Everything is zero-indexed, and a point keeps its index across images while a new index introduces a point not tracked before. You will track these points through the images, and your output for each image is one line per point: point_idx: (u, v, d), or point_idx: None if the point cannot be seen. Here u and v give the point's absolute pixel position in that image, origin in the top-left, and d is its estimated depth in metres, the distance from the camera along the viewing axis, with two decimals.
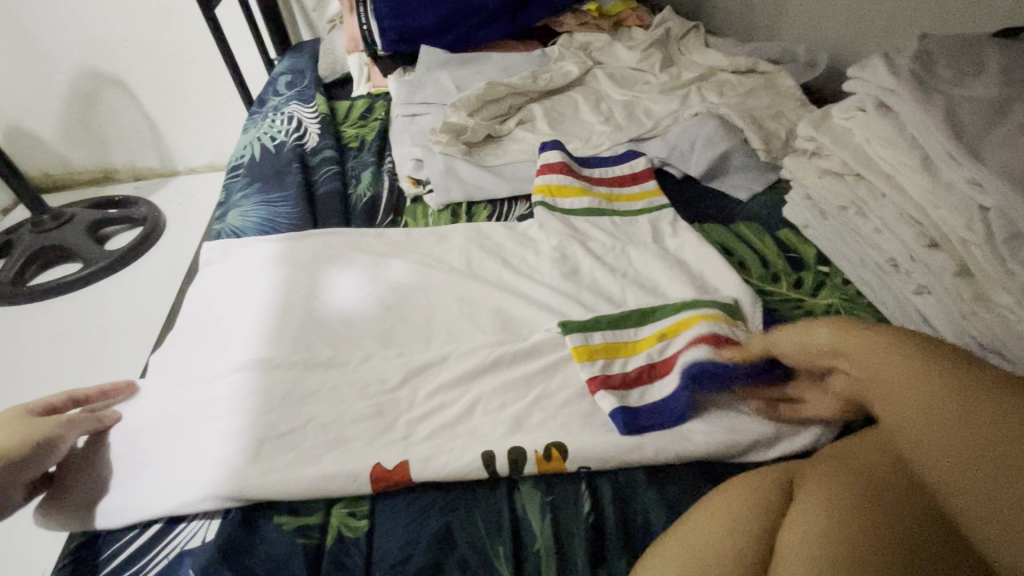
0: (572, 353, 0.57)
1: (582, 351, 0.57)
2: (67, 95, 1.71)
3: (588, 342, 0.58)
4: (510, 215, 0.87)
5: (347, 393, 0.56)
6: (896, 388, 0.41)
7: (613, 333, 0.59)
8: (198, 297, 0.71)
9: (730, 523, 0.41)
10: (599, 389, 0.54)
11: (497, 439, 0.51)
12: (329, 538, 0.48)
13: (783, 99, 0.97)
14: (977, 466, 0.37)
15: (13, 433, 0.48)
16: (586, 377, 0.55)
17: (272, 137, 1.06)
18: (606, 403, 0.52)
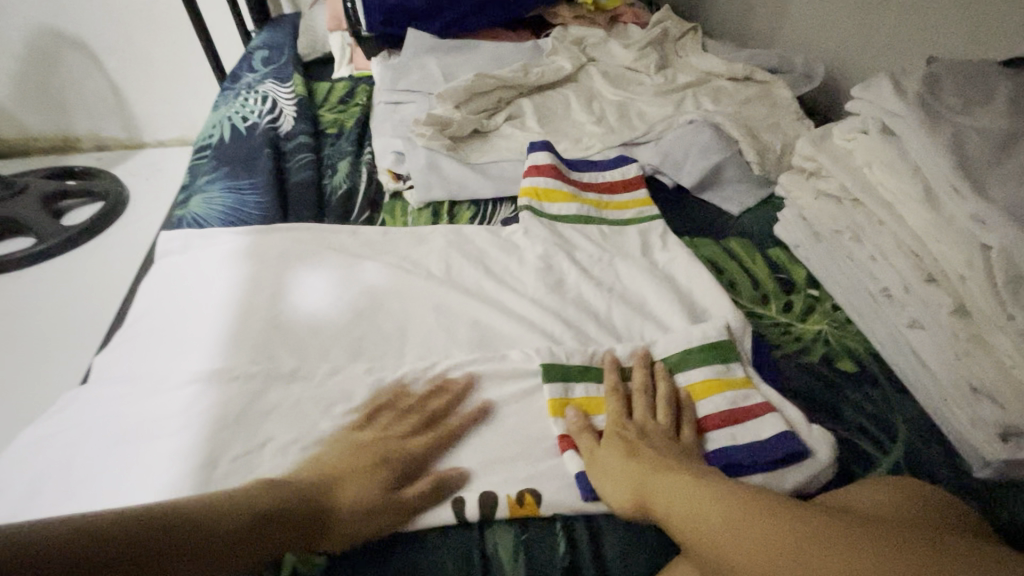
0: (546, 405, 0.54)
1: (557, 405, 0.53)
2: (23, 55, 1.59)
3: (568, 394, 0.54)
4: (495, 217, 0.83)
5: (307, 414, 0.52)
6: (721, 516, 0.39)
7: (597, 387, 0.55)
8: (149, 294, 0.66)
9: None
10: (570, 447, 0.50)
11: (464, 477, 0.48)
12: (282, 575, 0.44)
13: (779, 110, 0.94)
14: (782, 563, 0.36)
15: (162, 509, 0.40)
16: (558, 433, 0.52)
17: (243, 117, 0.99)
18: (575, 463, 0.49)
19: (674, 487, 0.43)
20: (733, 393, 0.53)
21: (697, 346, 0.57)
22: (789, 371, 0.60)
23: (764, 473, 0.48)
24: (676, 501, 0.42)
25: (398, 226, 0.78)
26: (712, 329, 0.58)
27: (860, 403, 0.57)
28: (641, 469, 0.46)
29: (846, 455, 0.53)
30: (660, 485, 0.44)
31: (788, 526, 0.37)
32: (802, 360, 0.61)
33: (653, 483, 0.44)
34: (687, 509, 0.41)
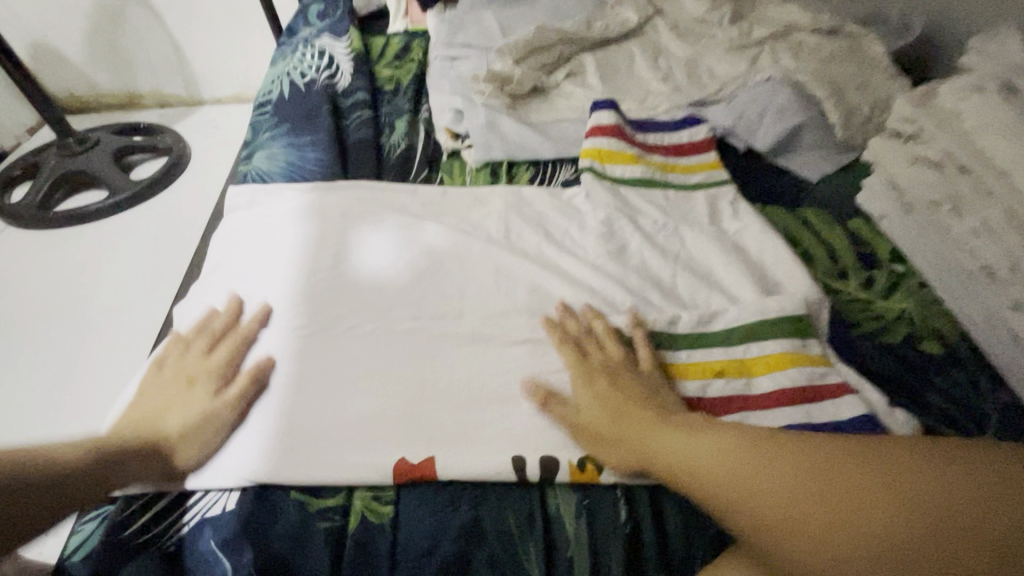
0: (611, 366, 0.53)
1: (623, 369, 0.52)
2: (92, 12, 1.64)
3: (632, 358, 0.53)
4: (554, 179, 0.80)
5: (369, 368, 0.53)
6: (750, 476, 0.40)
7: (661, 354, 0.55)
8: (223, 248, 0.68)
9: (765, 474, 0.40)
10: None
11: (528, 435, 0.48)
12: (353, 520, 0.46)
13: (869, 67, 0.86)
14: (774, 517, 0.38)
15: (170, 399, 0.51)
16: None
17: (302, 73, 0.99)
18: None
19: (659, 435, 0.45)
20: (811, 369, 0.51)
21: (773, 323, 0.54)
22: (868, 352, 0.56)
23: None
24: (685, 458, 0.43)
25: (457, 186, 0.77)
26: (788, 302, 0.55)
27: (948, 390, 0.53)
28: (633, 417, 0.47)
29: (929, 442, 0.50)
30: (659, 441, 0.45)
31: (787, 484, 0.39)
32: (882, 340, 0.57)
33: (647, 436, 0.46)
34: (707, 466, 0.42)
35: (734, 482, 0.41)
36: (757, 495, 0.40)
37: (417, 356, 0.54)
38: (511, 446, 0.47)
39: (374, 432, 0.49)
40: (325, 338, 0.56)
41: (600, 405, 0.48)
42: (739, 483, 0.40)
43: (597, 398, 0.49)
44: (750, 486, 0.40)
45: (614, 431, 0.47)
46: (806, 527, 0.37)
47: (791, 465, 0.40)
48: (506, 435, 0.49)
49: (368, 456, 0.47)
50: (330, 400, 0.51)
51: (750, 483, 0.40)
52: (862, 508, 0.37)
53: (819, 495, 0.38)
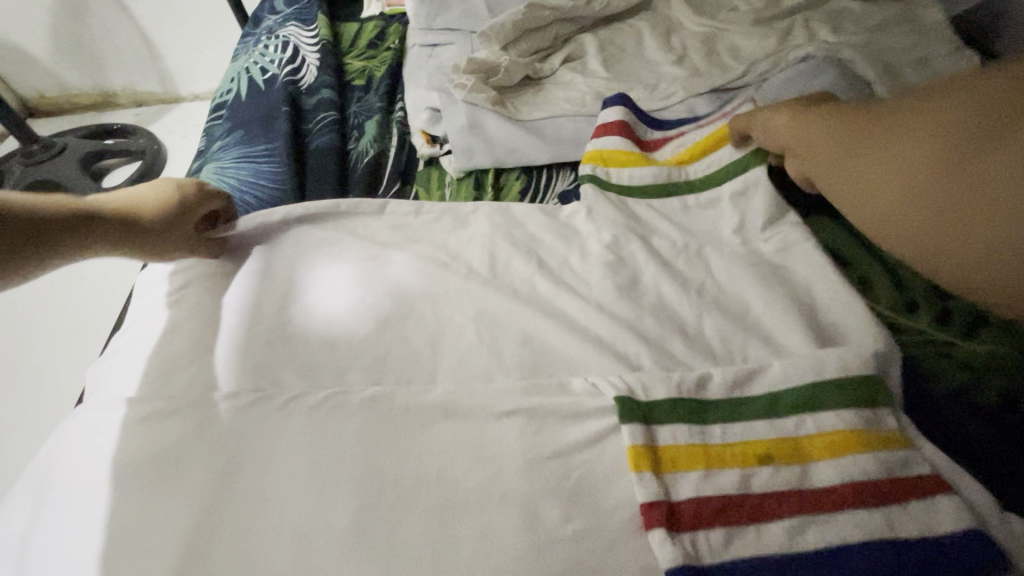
0: (626, 452, 0.40)
1: (640, 454, 0.40)
2: (52, 6, 1.52)
3: (652, 441, 0.41)
4: (549, 190, 0.68)
5: (313, 459, 0.42)
6: (889, 144, 0.42)
7: (689, 433, 0.41)
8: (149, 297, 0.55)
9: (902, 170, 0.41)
10: (657, 525, 0.36)
11: (515, 552, 0.37)
12: None
13: (928, 39, 0.71)
14: (900, 189, 0.41)
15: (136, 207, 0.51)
16: (640, 500, 0.38)
17: (261, 68, 0.86)
18: (663, 551, 0.35)
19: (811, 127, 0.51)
20: (887, 456, 0.38)
21: (836, 392, 0.41)
22: (955, 419, 0.43)
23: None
24: (827, 163, 0.48)
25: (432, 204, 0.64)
26: (852, 358, 0.42)
27: None
28: (846, 127, 0.47)
29: None
30: (847, 142, 0.46)
31: (930, 181, 0.39)
32: (971, 398, 0.45)
33: (826, 149, 0.48)
34: (868, 206, 0.43)
35: (881, 173, 0.42)
36: (911, 177, 0.40)
37: (376, 437, 0.43)
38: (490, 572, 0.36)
39: (316, 551, 0.38)
40: (260, 415, 0.44)
41: (821, 135, 0.49)
42: (885, 185, 0.42)
43: (818, 128, 0.50)
44: (896, 169, 0.41)
45: (814, 152, 0.50)
46: (929, 224, 0.39)
47: (921, 159, 0.39)
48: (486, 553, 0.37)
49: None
50: (263, 510, 0.40)
51: (892, 175, 0.41)
52: (981, 201, 0.36)
53: (937, 160, 0.38)
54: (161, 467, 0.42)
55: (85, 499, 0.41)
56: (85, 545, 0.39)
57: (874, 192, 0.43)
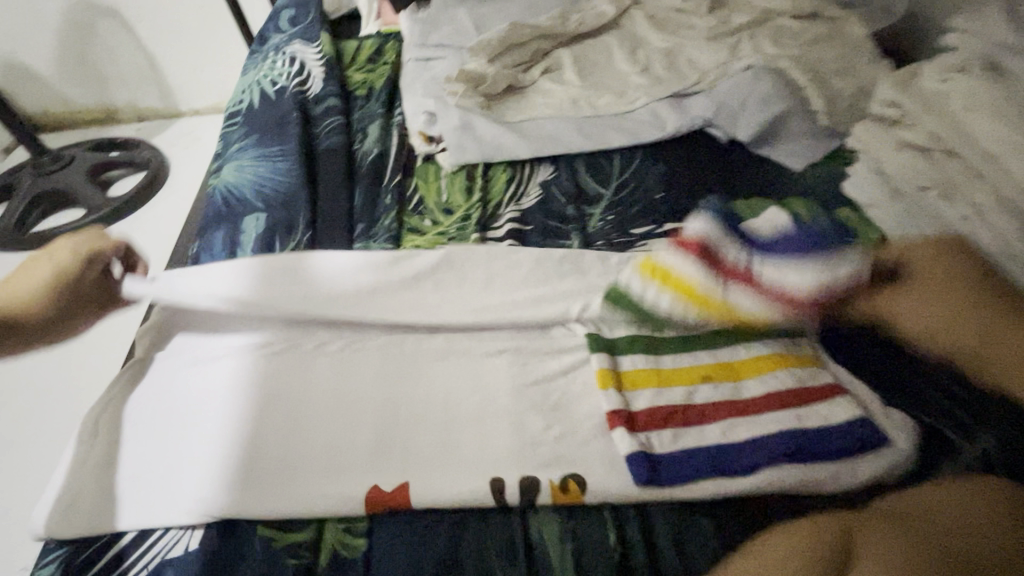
0: (595, 375, 0.50)
1: (607, 376, 0.49)
2: (62, 27, 1.61)
3: (617, 367, 0.50)
4: (532, 180, 0.78)
5: (340, 390, 0.50)
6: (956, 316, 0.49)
7: (646, 360, 0.51)
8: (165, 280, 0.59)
9: (961, 323, 0.48)
10: (620, 426, 0.46)
11: (507, 452, 0.46)
12: (322, 557, 0.43)
13: (852, 51, 0.84)
14: (976, 330, 0.47)
15: (27, 291, 0.51)
16: (607, 408, 0.47)
17: (272, 81, 0.96)
18: (624, 444, 0.44)
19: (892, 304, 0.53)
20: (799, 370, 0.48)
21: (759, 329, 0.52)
22: None
23: (836, 462, 0.43)
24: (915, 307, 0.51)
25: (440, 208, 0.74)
26: None
27: (950, 386, 0.51)
28: (963, 312, 0.48)
29: None
30: (924, 291, 0.51)
31: (993, 326, 0.47)
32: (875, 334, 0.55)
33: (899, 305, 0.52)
34: (935, 333, 0.50)
35: (945, 318, 0.49)
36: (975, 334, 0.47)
37: (391, 372, 0.52)
38: (488, 466, 0.45)
39: (345, 457, 0.46)
40: (291, 357, 0.53)
41: (925, 265, 0.52)
42: (948, 324, 0.49)
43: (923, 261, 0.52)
44: (962, 324, 0.48)
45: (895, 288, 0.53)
46: (1010, 346, 0.46)
47: (983, 331, 0.47)
48: (484, 453, 0.46)
49: (336, 484, 0.45)
50: (296, 430, 0.48)
51: (956, 325, 0.48)
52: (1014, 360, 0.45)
53: (992, 319, 0.47)
54: (212, 398, 0.50)
55: (144, 428, 0.49)
56: (148, 462, 0.47)
57: (936, 326, 0.50)
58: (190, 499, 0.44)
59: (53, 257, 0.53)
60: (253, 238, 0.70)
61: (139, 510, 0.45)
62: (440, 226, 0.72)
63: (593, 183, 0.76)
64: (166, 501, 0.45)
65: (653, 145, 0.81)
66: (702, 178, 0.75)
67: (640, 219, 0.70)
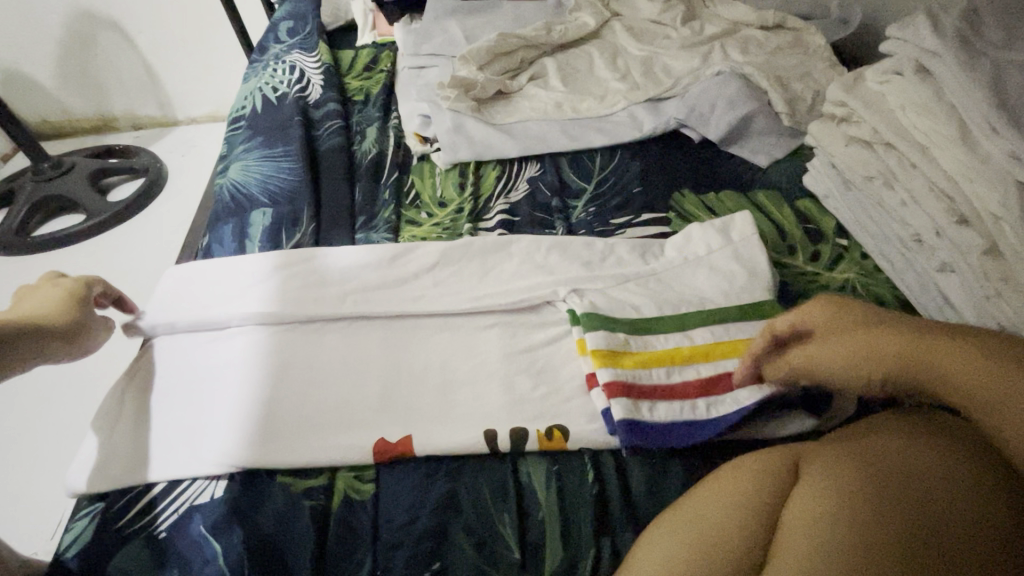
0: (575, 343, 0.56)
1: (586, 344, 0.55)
2: (62, 38, 1.65)
3: None
4: (520, 176, 0.84)
5: (347, 359, 0.56)
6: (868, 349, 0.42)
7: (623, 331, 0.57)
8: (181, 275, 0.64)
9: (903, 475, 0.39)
10: (597, 385, 0.51)
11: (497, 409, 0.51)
12: (335, 500, 0.48)
13: (811, 58, 0.91)
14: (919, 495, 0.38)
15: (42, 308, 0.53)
16: (587, 371, 0.53)
17: (274, 87, 1.02)
18: (600, 400, 0.50)
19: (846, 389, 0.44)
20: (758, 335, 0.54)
21: (723, 303, 0.58)
22: None
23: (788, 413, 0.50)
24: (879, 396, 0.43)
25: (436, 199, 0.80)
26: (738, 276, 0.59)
27: None
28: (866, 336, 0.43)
29: None
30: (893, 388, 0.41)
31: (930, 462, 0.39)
32: None
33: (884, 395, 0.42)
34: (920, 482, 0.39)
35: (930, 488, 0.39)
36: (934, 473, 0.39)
37: (392, 344, 0.57)
38: (479, 418, 0.51)
39: (355, 414, 0.52)
40: (300, 330, 0.58)
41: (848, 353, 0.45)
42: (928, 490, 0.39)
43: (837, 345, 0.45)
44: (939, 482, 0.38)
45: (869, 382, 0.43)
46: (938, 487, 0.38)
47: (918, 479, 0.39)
48: (477, 408, 0.52)
49: (347, 436, 0.50)
50: (309, 394, 0.53)
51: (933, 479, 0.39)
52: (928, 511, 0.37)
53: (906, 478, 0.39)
54: (231, 366, 0.55)
55: (169, 396, 0.54)
56: (173, 424, 0.52)
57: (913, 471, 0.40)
58: (214, 454, 0.49)
59: (47, 289, 0.55)
60: (260, 231, 0.75)
61: (169, 465, 0.50)
62: (436, 218, 0.78)
63: (577, 179, 0.82)
64: (193, 456, 0.50)
65: (632, 144, 0.87)
66: (676, 173, 0.81)
67: (619, 210, 0.77)
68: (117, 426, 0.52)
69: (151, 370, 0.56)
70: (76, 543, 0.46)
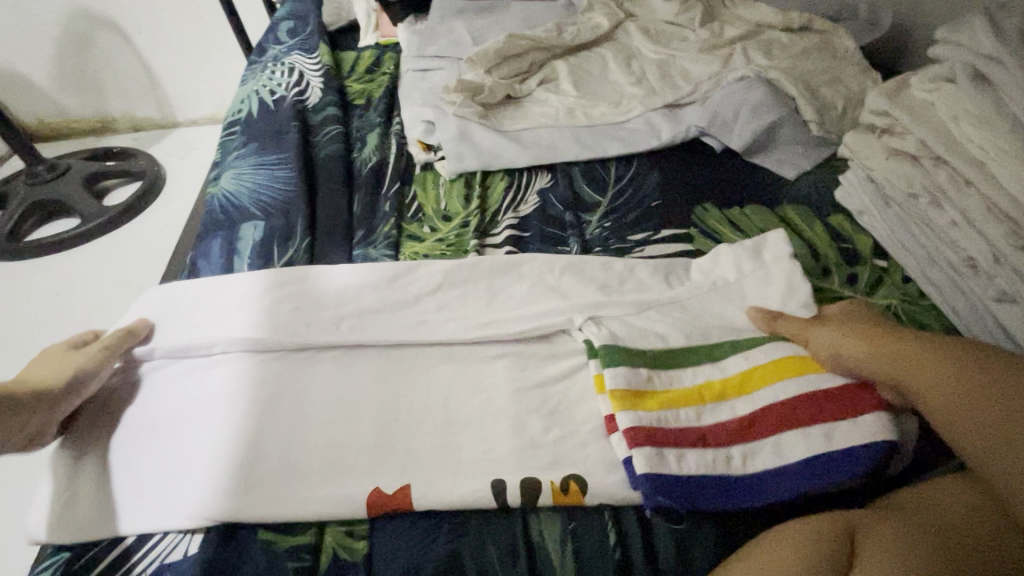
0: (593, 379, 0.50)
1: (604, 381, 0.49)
2: (60, 38, 1.61)
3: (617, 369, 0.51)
4: (529, 187, 0.78)
5: (341, 393, 0.51)
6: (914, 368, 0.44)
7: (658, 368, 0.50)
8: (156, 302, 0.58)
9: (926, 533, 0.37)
10: (616, 431, 0.46)
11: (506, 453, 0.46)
12: (323, 560, 0.43)
13: (841, 62, 0.86)
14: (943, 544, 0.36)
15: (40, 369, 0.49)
16: (605, 412, 0.48)
17: (271, 90, 0.97)
18: (621, 449, 0.45)
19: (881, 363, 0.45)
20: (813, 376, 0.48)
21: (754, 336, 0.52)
22: None
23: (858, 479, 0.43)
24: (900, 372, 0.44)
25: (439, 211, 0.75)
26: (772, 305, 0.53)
27: None
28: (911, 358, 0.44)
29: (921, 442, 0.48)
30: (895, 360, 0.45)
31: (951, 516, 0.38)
32: None
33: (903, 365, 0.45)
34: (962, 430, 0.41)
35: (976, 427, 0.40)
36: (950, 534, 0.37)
37: (390, 378, 0.52)
38: (487, 465, 0.46)
39: (348, 457, 0.47)
40: (290, 359, 0.53)
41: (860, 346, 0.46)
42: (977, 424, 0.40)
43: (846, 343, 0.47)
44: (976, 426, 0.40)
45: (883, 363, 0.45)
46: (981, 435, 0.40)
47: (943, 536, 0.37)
48: (484, 454, 0.46)
49: (339, 486, 0.45)
50: (296, 433, 0.48)
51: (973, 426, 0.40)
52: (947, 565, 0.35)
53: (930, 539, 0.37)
54: (213, 400, 0.50)
55: (139, 434, 0.49)
56: (143, 467, 0.47)
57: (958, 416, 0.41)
58: (190, 504, 0.44)
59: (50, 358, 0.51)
60: (252, 245, 0.70)
61: (141, 512, 0.45)
62: (440, 233, 0.72)
63: (590, 191, 0.77)
64: (169, 503, 0.45)
65: (649, 153, 0.82)
66: (697, 186, 0.76)
67: (636, 226, 0.71)
68: (82, 470, 0.47)
69: (126, 400, 0.51)
70: None
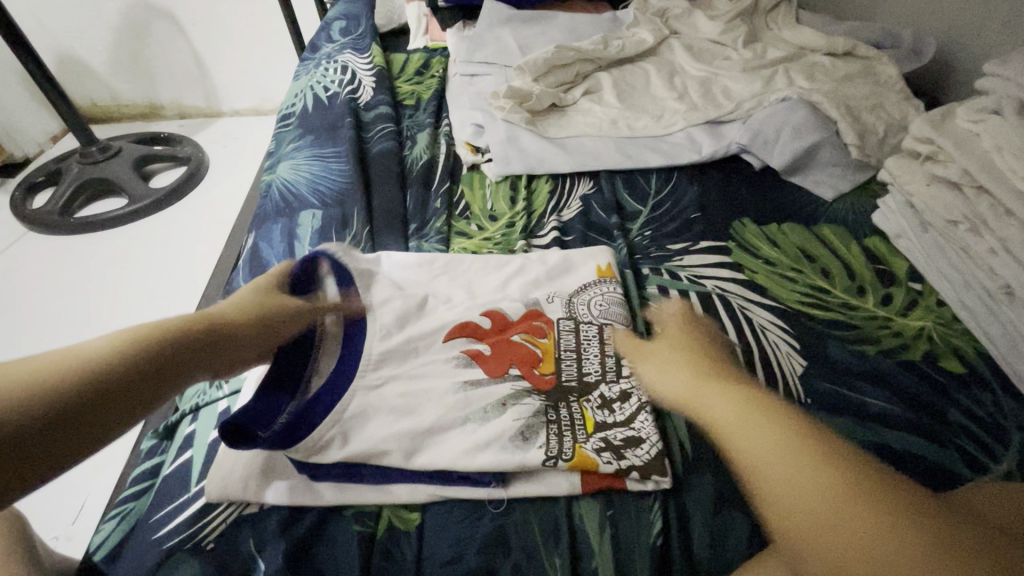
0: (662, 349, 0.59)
1: None
2: (119, 25, 1.69)
3: None
4: (572, 193, 0.82)
5: (421, 369, 0.53)
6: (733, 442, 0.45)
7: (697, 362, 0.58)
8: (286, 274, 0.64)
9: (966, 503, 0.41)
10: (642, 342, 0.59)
11: (589, 433, 0.49)
12: (380, 529, 0.46)
13: (883, 89, 0.87)
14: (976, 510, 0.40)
15: (257, 306, 0.50)
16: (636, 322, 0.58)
17: (325, 87, 1.01)
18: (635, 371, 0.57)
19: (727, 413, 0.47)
20: (824, 394, 0.55)
21: (780, 357, 0.58)
22: (886, 369, 0.57)
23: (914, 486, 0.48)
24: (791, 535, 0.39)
25: (484, 210, 0.79)
26: (786, 358, 0.58)
27: (970, 407, 0.53)
28: (702, 382, 0.50)
29: (943, 452, 0.50)
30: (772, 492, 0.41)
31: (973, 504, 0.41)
32: (902, 357, 0.58)
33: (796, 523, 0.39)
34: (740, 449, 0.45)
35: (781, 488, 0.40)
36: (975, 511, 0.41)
37: (476, 366, 0.54)
38: (578, 442, 0.48)
39: (442, 433, 0.49)
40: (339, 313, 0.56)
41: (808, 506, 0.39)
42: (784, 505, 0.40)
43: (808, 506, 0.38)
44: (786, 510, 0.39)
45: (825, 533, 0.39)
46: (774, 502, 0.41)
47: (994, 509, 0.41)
48: (572, 433, 0.49)
49: (418, 440, 0.48)
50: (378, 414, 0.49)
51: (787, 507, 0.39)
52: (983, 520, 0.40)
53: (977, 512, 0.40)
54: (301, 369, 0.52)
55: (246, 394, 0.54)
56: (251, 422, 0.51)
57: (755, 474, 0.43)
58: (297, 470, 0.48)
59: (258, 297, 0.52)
60: (309, 233, 0.74)
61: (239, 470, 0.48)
62: (486, 232, 0.76)
63: (631, 201, 0.80)
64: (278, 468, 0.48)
65: (690, 166, 0.84)
66: (736, 200, 0.78)
67: (676, 236, 0.74)
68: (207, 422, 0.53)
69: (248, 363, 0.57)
70: (104, 546, 0.46)
